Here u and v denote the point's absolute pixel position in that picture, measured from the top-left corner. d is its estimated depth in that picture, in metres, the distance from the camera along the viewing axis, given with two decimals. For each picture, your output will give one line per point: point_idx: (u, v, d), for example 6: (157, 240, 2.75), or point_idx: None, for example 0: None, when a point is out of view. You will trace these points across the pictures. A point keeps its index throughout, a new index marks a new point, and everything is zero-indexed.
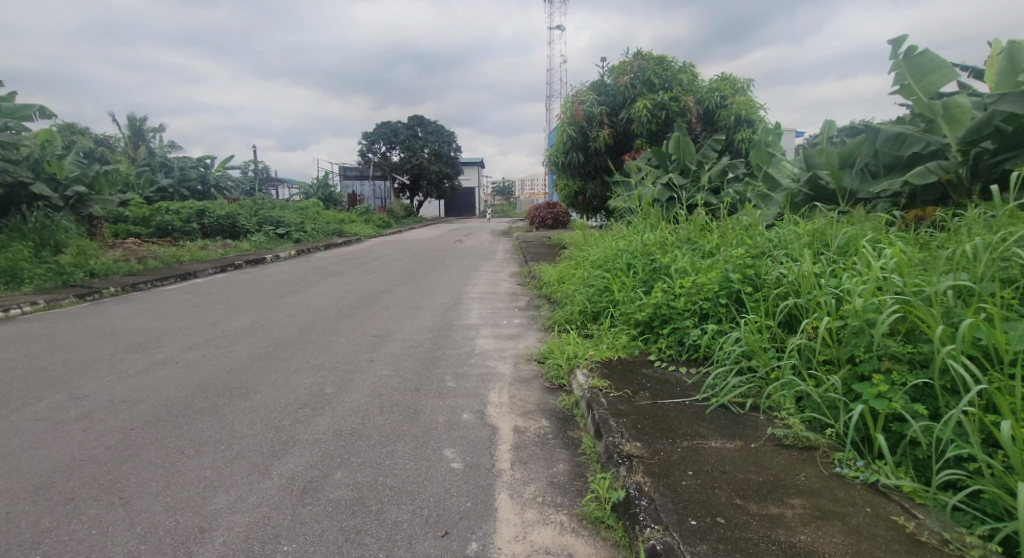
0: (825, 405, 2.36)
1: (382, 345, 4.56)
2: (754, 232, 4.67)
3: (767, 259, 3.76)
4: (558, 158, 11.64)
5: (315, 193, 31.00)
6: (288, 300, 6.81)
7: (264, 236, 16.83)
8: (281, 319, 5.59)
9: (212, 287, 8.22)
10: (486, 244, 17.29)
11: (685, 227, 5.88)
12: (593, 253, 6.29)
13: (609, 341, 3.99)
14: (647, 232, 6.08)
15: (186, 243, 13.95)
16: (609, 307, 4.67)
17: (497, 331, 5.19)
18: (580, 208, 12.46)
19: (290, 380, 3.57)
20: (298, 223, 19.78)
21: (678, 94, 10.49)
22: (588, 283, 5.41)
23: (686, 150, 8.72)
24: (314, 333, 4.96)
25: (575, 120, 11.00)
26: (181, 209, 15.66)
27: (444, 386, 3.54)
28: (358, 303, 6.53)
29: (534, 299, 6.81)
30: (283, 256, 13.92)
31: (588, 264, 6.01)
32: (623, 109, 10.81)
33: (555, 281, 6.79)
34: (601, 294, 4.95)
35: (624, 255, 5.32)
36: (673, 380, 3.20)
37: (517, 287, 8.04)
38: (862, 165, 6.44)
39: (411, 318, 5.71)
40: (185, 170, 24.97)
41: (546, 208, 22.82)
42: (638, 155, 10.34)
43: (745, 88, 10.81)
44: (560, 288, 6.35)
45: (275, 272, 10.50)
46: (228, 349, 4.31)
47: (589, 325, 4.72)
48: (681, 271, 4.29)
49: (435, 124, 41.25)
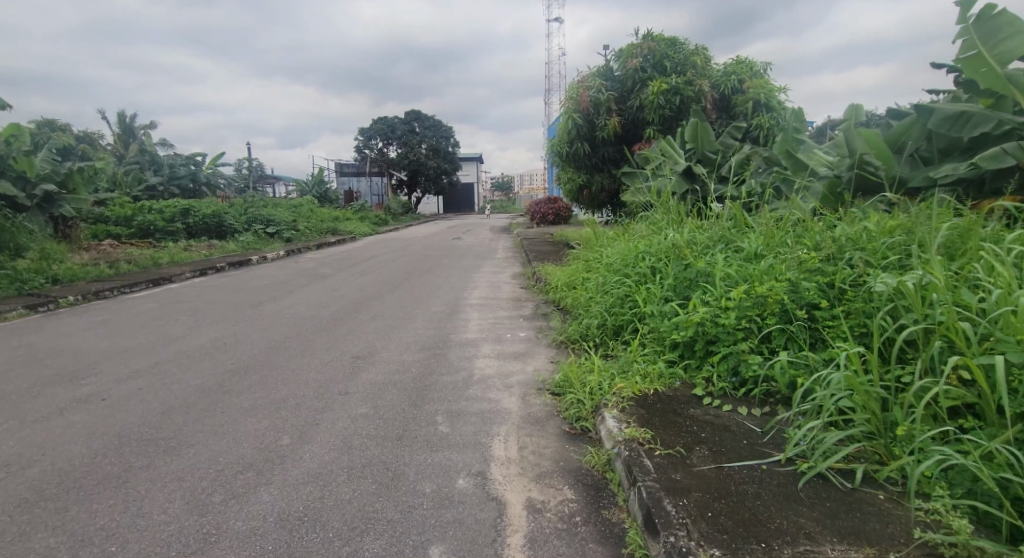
0: (994, 489, 1.64)
1: (363, 370, 3.80)
2: (807, 231, 3.94)
3: (841, 265, 3.01)
4: (563, 149, 10.87)
5: (310, 191, 30.22)
6: (263, 310, 6.05)
7: (254, 236, 16.07)
8: (251, 334, 4.83)
9: (184, 294, 7.45)
10: (485, 242, 16.52)
11: (715, 224, 5.14)
12: (607, 254, 5.53)
13: (641, 368, 3.23)
14: (669, 230, 5.32)
15: (169, 245, 13.19)
16: (634, 322, 3.92)
17: (499, 349, 4.42)
18: (585, 203, 11.68)
19: (237, 426, 2.80)
20: (290, 222, 19.01)
21: (692, 77, 9.70)
22: (606, 290, 4.64)
23: (706, 136, 7.98)
24: (283, 354, 4.19)
25: (582, 108, 10.24)
26: (164, 208, 14.87)
27: (435, 432, 2.78)
28: (342, 314, 5.76)
29: (541, 307, 6.04)
30: (270, 258, 13.15)
31: (603, 267, 5.25)
32: (633, 94, 10.06)
33: (563, 287, 6.03)
34: (623, 304, 4.19)
35: (647, 258, 4.57)
36: (735, 427, 2.46)
37: (521, 291, 7.28)
38: (912, 150, 5.69)
39: (401, 333, 4.95)
40: (174, 168, 24.19)
41: (546, 204, 22.18)
42: (650, 143, 9.56)
43: (763, 72, 10.04)
44: (569, 295, 5.60)
45: (259, 275, 9.74)
46: (173, 379, 3.54)
47: (610, 343, 3.96)
48: (726, 278, 3.56)
49: (432, 119, 40.41)
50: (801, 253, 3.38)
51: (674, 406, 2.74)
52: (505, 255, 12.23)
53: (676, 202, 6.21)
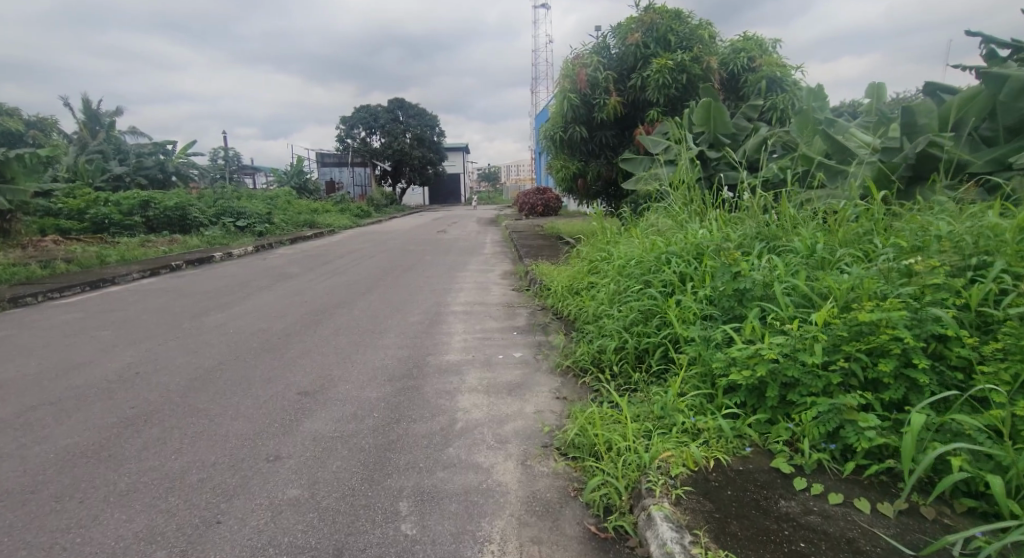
0: None
1: (308, 416, 2.86)
2: (881, 233, 3.11)
3: (975, 280, 2.14)
4: (557, 133, 9.96)
5: (289, 182, 28.94)
6: (205, 322, 5.06)
7: (222, 230, 14.98)
8: (176, 359, 3.86)
9: (121, 301, 6.42)
10: (472, 235, 15.55)
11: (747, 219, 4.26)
12: (615, 254, 4.61)
13: (689, 423, 2.30)
14: (692, 225, 4.43)
15: (123, 240, 12.09)
16: (663, 348, 3.00)
17: (488, 378, 3.48)
18: (579, 194, 10.76)
19: (92, 533, 1.86)
20: (264, 214, 17.88)
21: (699, 54, 8.81)
22: (621, 302, 3.73)
23: (720, 117, 7.07)
24: (207, 389, 3.23)
25: (579, 88, 9.34)
26: (121, 200, 13.74)
27: (394, 537, 1.87)
28: (299, 328, 4.80)
29: (537, 316, 5.12)
30: (236, 253, 12.06)
31: (612, 272, 4.33)
32: (635, 73, 9.17)
33: (565, 295, 5.09)
34: (647, 324, 3.27)
35: (673, 264, 3.65)
36: (869, 548, 1.56)
37: (512, 294, 6.36)
38: (971, 129, 4.75)
39: (366, 354, 4.00)
40: (141, 158, 22.96)
41: (536, 195, 21.25)
42: (654, 126, 8.66)
43: (774, 48, 9.16)
44: (573, 306, 4.66)
45: (217, 274, 8.70)
46: (38, 435, 2.57)
47: (634, 381, 3.02)
48: (793, 294, 2.66)
49: (416, 107, 39.14)
50: (896, 261, 2.53)
51: (756, 499, 1.81)
52: (493, 250, 11.29)
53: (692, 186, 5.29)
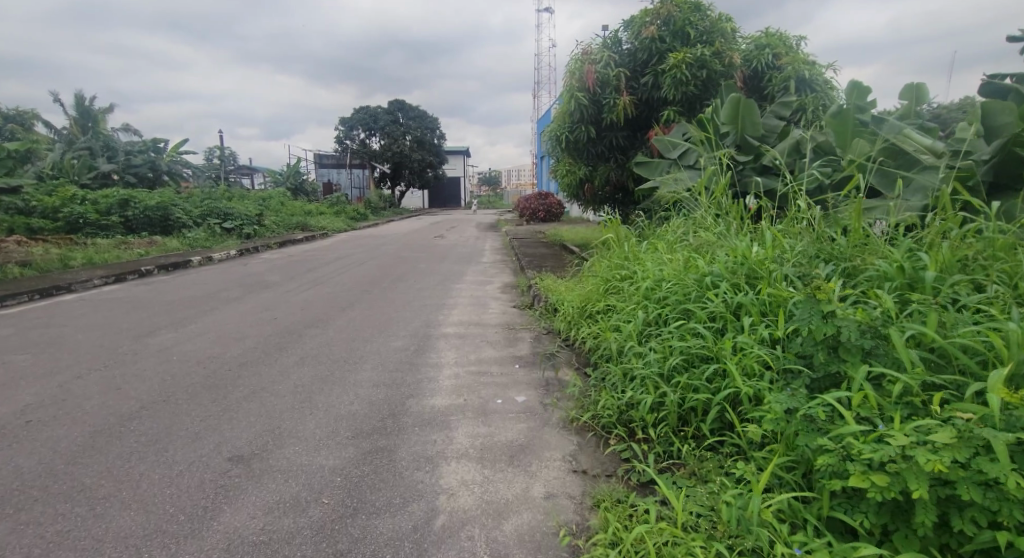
0: None
1: (230, 502, 2.07)
2: (1010, 260, 2.34)
3: None
4: (563, 134, 9.18)
5: (284, 183, 28.13)
6: (148, 345, 4.28)
7: (206, 232, 14.22)
8: (90, 398, 3.07)
9: (67, 314, 5.64)
10: (471, 241, 14.76)
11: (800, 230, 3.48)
12: (640, 272, 3.83)
13: (791, 556, 1.53)
14: (731, 237, 3.64)
15: (97, 242, 11.32)
16: (722, 410, 2.21)
17: (482, 436, 2.69)
18: (586, 200, 9.96)
19: None
20: (254, 215, 17.13)
21: (721, 48, 8.03)
22: (654, 339, 2.93)
23: (751, 115, 6.33)
24: (108, 451, 2.44)
25: (587, 86, 8.57)
26: (98, 199, 13.00)
27: None
28: (257, 355, 4.01)
29: (542, 345, 4.33)
30: (217, 257, 11.28)
31: (639, 297, 3.54)
32: (649, 69, 8.42)
33: (579, 321, 4.30)
34: (694, 371, 2.48)
35: (721, 292, 2.86)
36: None
37: (513, 313, 5.57)
38: None
39: (330, 396, 3.20)
40: (130, 156, 22.23)
41: (538, 200, 20.57)
42: (671, 127, 7.89)
43: (800, 45, 8.36)
44: (588, 335, 3.86)
45: (188, 282, 7.92)
46: None
47: (682, 453, 2.23)
48: (916, 348, 1.89)
49: (416, 109, 38.37)
50: None
51: None
52: (492, 258, 10.49)
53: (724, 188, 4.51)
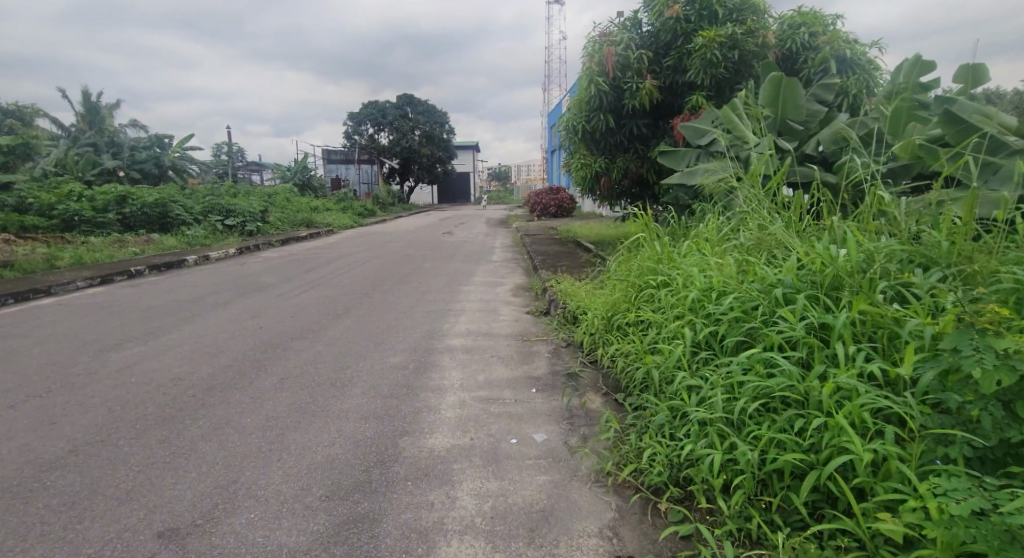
0: None
1: None
2: None
3: None
4: (579, 123, 8.57)
5: (292, 178, 27.68)
6: (110, 361, 3.74)
7: (207, 230, 13.75)
8: (13, 438, 2.51)
9: (35, 321, 5.13)
10: (480, 238, 14.16)
11: (877, 228, 2.85)
12: (680, 280, 3.19)
13: None
14: (794, 236, 3.00)
15: (92, 240, 10.87)
16: (828, 482, 1.58)
17: (493, 496, 2.09)
18: (603, 195, 9.25)
19: None
20: (259, 211, 16.67)
21: (754, 26, 7.33)
22: (713, 370, 2.28)
23: (793, 97, 5.66)
24: (2, 524, 1.87)
25: (606, 71, 7.95)
26: (95, 195, 12.55)
27: None
28: (231, 375, 3.45)
29: (562, 363, 3.73)
30: (215, 256, 10.79)
31: (683, 311, 2.92)
32: (674, 52, 7.79)
33: (607, 336, 3.69)
34: (774, 417, 1.85)
35: (802, 308, 2.22)
36: None
37: (528, 321, 4.98)
38: None
39: (306, 435, 2.62)
40: (134, 152, 21.85)
41: (549, 195, 19.98)
42: (699, 114, 7.25)
43: (837, 23, 7.61)
44: (619, 356, 3.25)
45: (177, 284, 7.41)
46: None
47: (771, 540, 1.60)
48: None
49: (425, 103, 37.76)
50: None
51: None
52: (502, 257, 9.88)
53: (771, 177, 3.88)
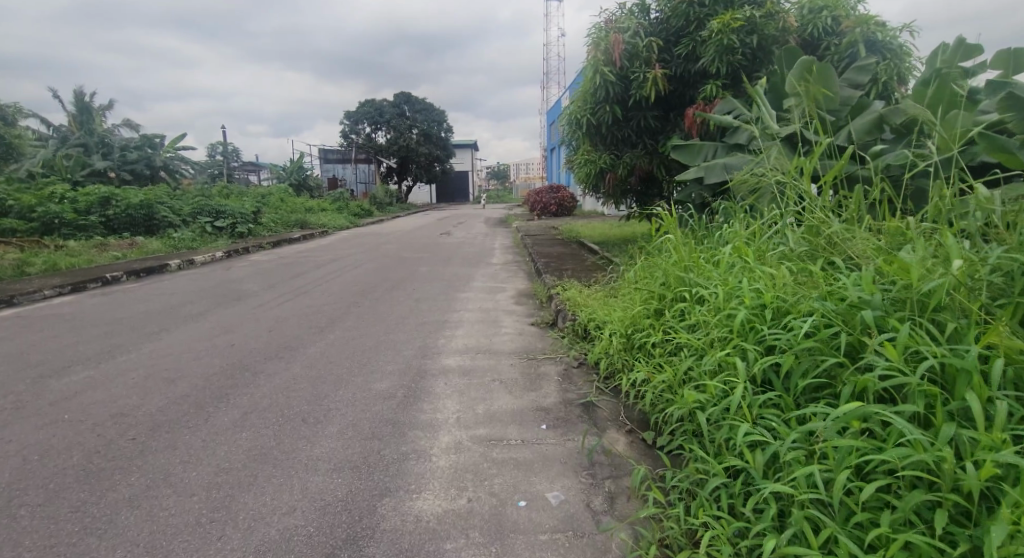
0: None
1: None
2: None
3: None
4: (583, 117, 8.05)
5: (288, 179, 27.10)
6: (48, 390, 3.21)
7: (195, 233, 13.19)
8: None
9: None
10: (479, 239, 13.64)
11: (966, 228, 2.31)
12: (719, 295, 2.66)
13: None
14: (859, 241, 2.47)
15: (71, 244, 10.32)
16: None
17: None
18: (608, 192, 8.69)
19: None
20: (251, 212, 16.15)
21: (774, 8, 6.79)
22: (787, 423, 1.75)
23: (824, 82, 5.25)
24: None
25: (613, 59, 7.42)
26: (77, 196, 11.98)
27: None
28: (185, 408, 2.92)
29: (574, 391, 3.22)
30: (200, 260, 10.25)
31: (729, 335, 2.39)
32: (686, 38, 7.30)
33: (631, 359, 3.17)
34: (893, 503, 1.31)
35: (906, 339, 1.67)
36: None
37: (533, 336, 4.47)
38: None
39: (259, 497, 2.08)
40: (126, 153, 21.31)
41: (549, 193, 19.50)
42: (715, 105, 6.73)
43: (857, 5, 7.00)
44: (648, 387, 2.72)
45: (153, 292, 6.87)
46: None
47: None
48: None
49: (423, 101, 37.21)
50: None
51: None
52: (502, 260, 9.36)
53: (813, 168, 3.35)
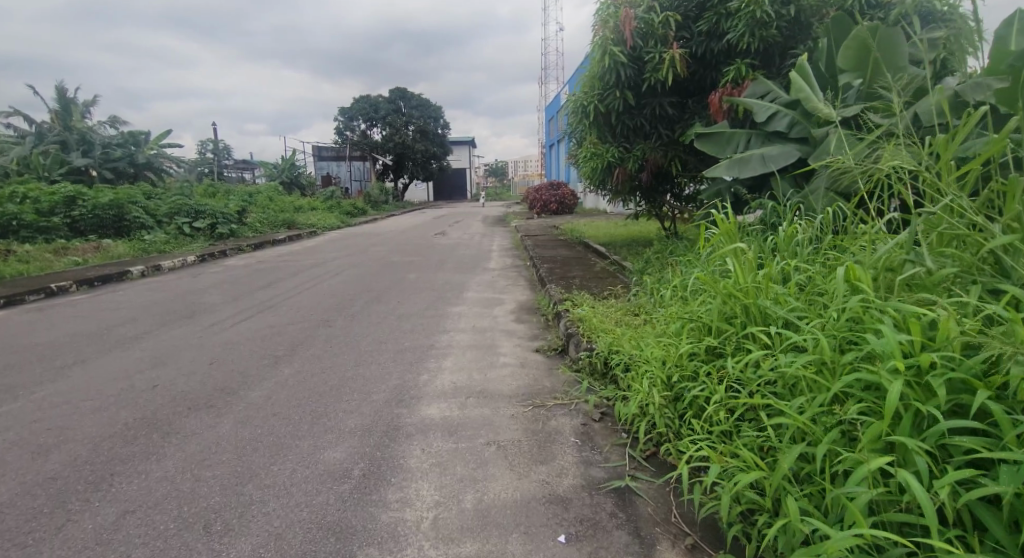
0: None
1: None
2: None
3: None
4: (590, 104, 7.13)
5: (280, 176, 26.15)
6: None
7: (169, 236, 12.21)
8: None
9: None
10: (476, 239, 12.72)
11: None
12: (825, 345, 1.79)
13: None
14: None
15: (26, 249, 9.34)
16: None
17: None
18: (617, 189, 7.79)
19: None
20: (234, 212, 15.18)
21: None
22: None
23: (891, 55, 4.26)
24: None
25: (624, 38, 6.51)
26: (40, 195, 10.98)
27: None
28: (38, 503, 2.02)
29: (600, 465, 2.32)
30: (168, 265, 9.29)
31: (864, 418, 1.52)
32: (708, 12, 6.40)
33: (687, 426, 2.31)
34: None
35: None
36: None
37: (539, 369, 3.58)
38: None
39: None
40: (107, 150, 20.30)
41: (549, 191, 18.60)
42: (745, 87, 5.82)
43: None
44: (725, 482, 1.87)
45: (97, 307, 5.93)
46: None
47: None
48: None
49: (420, 97, 36.18)
50: None
51: None
52: (500, 264, 8.46)
53: (910, 153, 2.48)
